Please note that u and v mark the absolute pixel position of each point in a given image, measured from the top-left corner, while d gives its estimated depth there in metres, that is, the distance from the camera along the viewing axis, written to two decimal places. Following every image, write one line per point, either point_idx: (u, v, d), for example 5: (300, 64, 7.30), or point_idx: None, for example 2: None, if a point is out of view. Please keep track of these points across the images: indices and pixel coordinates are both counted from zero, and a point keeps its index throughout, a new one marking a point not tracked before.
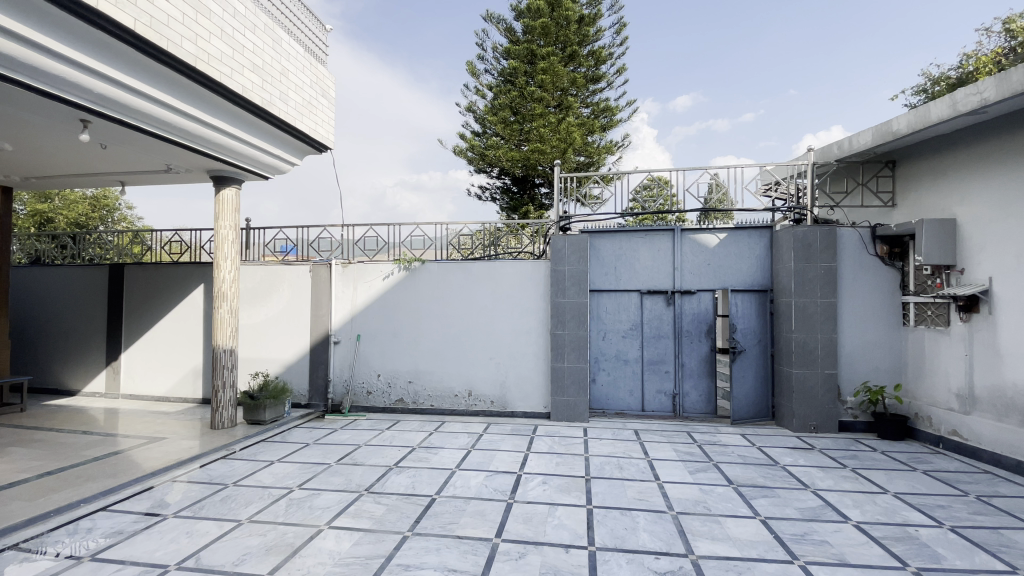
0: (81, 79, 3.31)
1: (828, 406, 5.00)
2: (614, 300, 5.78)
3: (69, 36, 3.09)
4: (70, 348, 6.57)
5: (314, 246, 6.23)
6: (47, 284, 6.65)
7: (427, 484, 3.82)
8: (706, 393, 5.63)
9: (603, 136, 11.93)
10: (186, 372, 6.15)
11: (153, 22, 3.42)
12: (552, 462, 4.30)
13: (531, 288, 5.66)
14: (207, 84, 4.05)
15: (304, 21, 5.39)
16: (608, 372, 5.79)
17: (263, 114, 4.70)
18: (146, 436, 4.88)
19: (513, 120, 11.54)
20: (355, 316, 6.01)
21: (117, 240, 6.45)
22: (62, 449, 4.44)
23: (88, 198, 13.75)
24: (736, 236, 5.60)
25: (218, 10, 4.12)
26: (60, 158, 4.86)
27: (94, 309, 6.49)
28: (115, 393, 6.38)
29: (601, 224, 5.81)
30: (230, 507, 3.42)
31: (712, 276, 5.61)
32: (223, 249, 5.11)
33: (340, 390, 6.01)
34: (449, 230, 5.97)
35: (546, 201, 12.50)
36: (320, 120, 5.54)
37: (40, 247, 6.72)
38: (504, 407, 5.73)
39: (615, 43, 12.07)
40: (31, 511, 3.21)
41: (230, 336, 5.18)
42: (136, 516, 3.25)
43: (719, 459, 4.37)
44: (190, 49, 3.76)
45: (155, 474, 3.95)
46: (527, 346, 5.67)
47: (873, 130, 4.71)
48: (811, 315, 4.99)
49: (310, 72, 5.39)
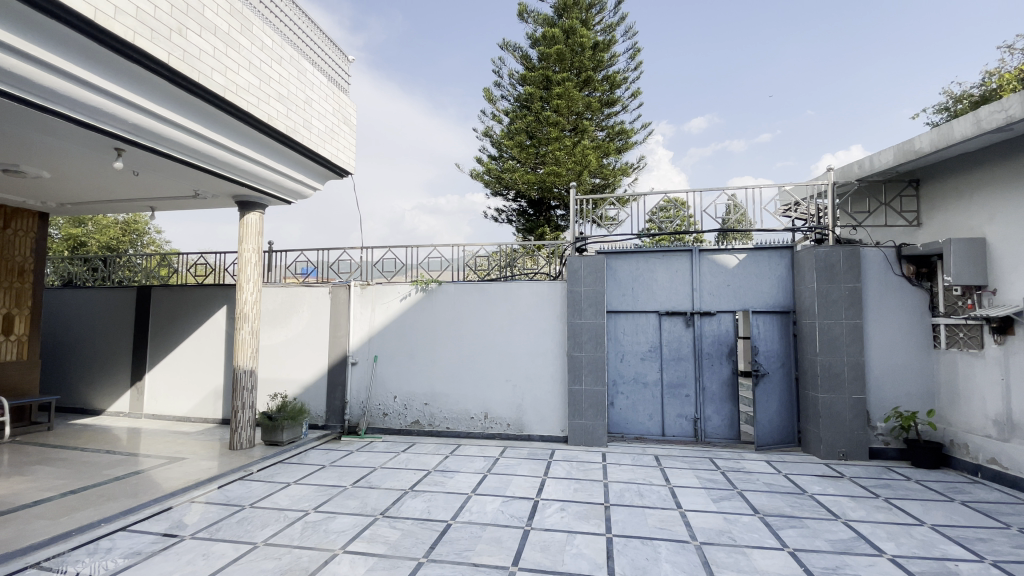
0: (118, 110, 3.48)
1: (856, 432, 4.81)
2: (631, 321, 5.72)
3: (109, 70, 3.28)
4: (97, 369, 6.75)
5: (333, 268, 6.28)
6: (77, 305, 6.87)
7: (443, 509, 3.77)
8: (729, 418, 5.49)
9: (618, 158, 12.01)
10: (207, 392, 6.24)
11: (186, 55, 3.62)
12: (570, 488, 4.21)
13: (547, 309, 5.64)
14: (235, 113, 4.22)
15: (327, 53, 5.59)
16: (627, 395, 5.69)
17: (288, 141, 4.87)
18: (167, 456, 4.93)
19: (529, 144, 11.68)
20: (373, 337, 6.06)
21: (145, 263, 6.63)
22: (85, 468, 4.51)
23: (119, 222, 14.27)
24: (756, 257, 5.51)
25: (248, 44, 4.32)
26: (95, 186, 5.09)
27: (120, 330, 6.67)
28: (138, 413, 6.50)
29: (618, 245, 5.79)
30: (246, 529, 3.41)
31: (732, 297, 5.53)
32: (246, 271, 5.23)
33: (357, 411, 6.02)
34: (466, 251, 6.01)
35: (562, 222, 12.55)
36: (342, 146, 5.71)
37: (73, 270, 7.00)
38: (520, 430, 5.66)
39: (630, 67, 12.18)
40: (54, 530, 3.26)
41: (251, 356, 5.25)
42: (154, 537, 3.27)
43: (743, 486, 4.22)
44: (220, 80, 3.95)
45: (174, 495, 3.97)
46: (543, 368, 5.62)
47: (895, 149, 4.65)
48: (837, 337, 4.86)
49: (332, 101, 5.56)
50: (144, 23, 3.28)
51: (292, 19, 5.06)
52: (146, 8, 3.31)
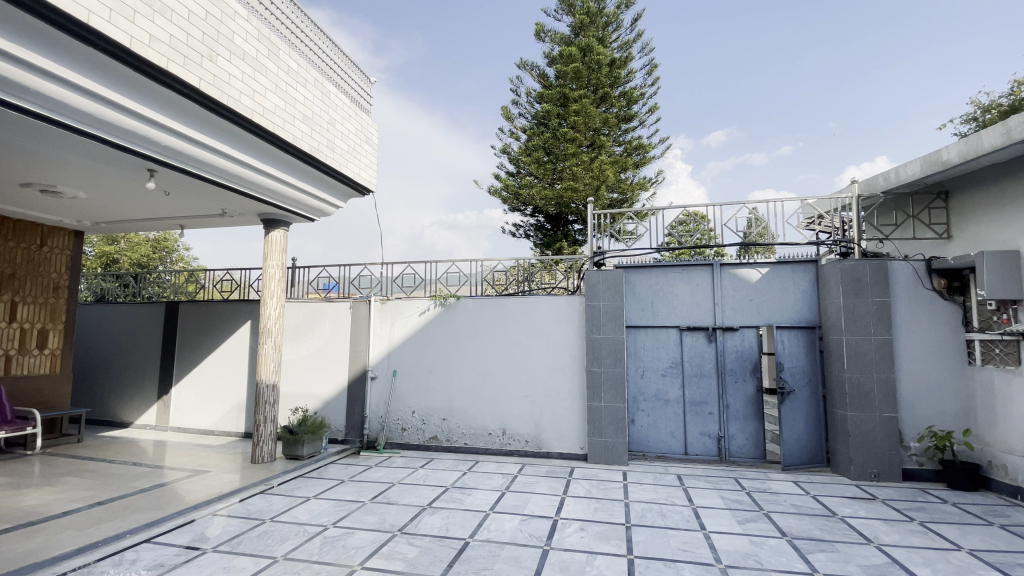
0: (151, 133, 3.64)
1: (889, 452, 4.63)
2: (652, 337, 5.65)
3: (144, 94, 3.43)
4: (126, 383, 6.93)
5: (354, 284, 6.37)
6: (108, 320, 7.09)
7: (461, 527, 3.74)
8: (754, 436, 5.34)
9: (636, 172, 12.01)
10: (231, 406, 6.35)
11: (216, 80, 3.78)
12: (589, 507, 4.14)
13: (566, 324, 5.62)
14: (262, 134, 4.36)
15: (350, 75, 5.76)
16: (648, 412, 5.59)
17: (312, 161, 5.01)
18: (190, 469, 5.01)
19: (547, 160, 11.77)
20: (392, 352, 6.10)
21: (174, 279, 6.84)
22: (113, 480, 4.61)
23: (150, 240, 14.79)
24: (779, 271, 5.41)
25: (274, 68, 4.48)
26: (128, 205, 5.30)
27: (148, 345, 6.85)
28: (164, 426, 6.64)
29: (636, 260, 5.75)
30: (266, 543, 3.43)
31: (755, 312, 5.42)
32: (270, 287, 5.34)
33: (375, 426, 6.05)
34: (484, 266, 6.04)
35: (580, 237, 12.55)
36: (363, 164, 5.85)
37: (105, 286, 7.24)
38: (539, 447, 5.60)
39: (647, 83, 12.22)
40: (82, 540, 3.33)
41: (273, 370, 5.33)
42: (177, 549, 3.31)
43: (770, 508, 4.09)
44: (248, 103, 4.09)
45: (196, 508, 4.02)
46: (562, 384, 5.57)
47: (921, 160, 4.56)
48: (865, 354, 4.72)
49: (355, 121, 5.71)
50: (178, 50, 3.44)
51: (318, 44, 5.24)
52: (180, 36, 3.47)
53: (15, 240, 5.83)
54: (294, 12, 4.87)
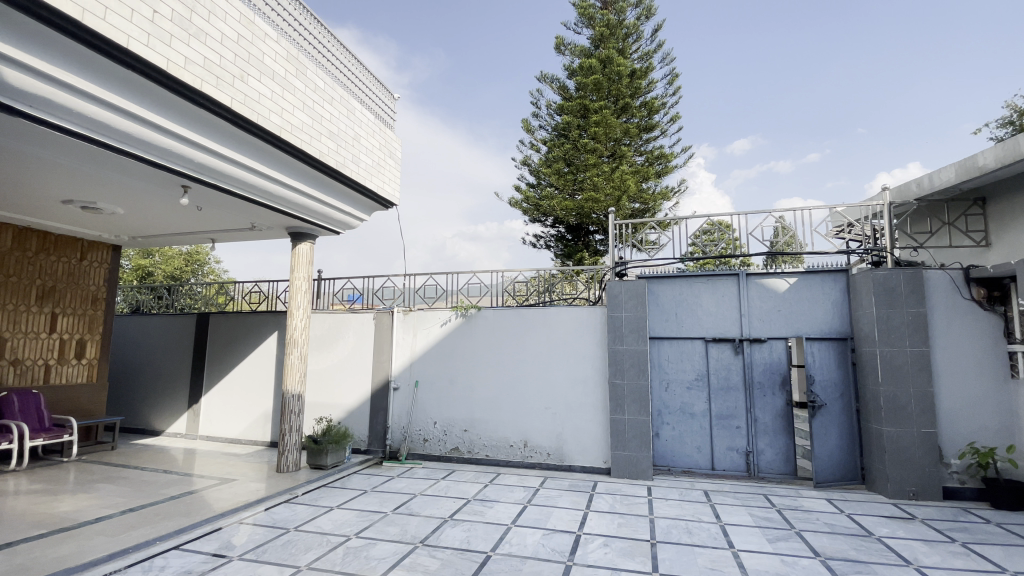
0: (185, 150, 3.79)
1: (927, 469, 4.42)
2: (676, 348, 5.55)
3: (179, 114, 3.58)
4: (158, 392, 7.15)
5: (378, 295, 6.46)
6: (142, 331, 7.34)
7: (483, 540, 3.71)
8: (784, 451, 5.18)
9: (658, 182, 11.94)
10: (258, 415, 6.48)
11: (247, 100, 3.92)
12: (613, 523, 4.06)
13: (587, 336, 5.58)
14: (290, 150, 4.49)
15: (374, 92, 5.90)
16: (673, 426, 5.48)
17: (338, 175, 5.13)
18: (218, 477, 5.11)
19: (567, 171, 11.79)
20: (414, 362, 6.15)
21: (205, 291, 7.06)
22: (144, 487, 4.74)
23: (183, 253, 15.31)
24: (808, 280, 5.27)
25: (302, 86, 4.62)
26: (163, 220, 5.51)
27: (180, 354, 7.06)
28: (194, 434, 6.80)
29: (660, 270, 5.69)
30: (290, 552, 3.47)
31: (783, 323, 5.28)
32: (296, 298, 5.46)
33: (398, 436, 6.08)
34: (505, 277, 6.06)
35: (601, 247, 12.49)
36: (387, 178, 5.97)
37: (140, 298, 7.52)
38: (561, 460, 5.54)
39: (668, 92, 12.17)
40: (115, 546, 3.42)
41: (298, 381, 5.42)
42: (204, 557, 3.37)
43: (802, 526, 3.94)
44: (277, 121, 4.23)
45: (223, 516, 4.10)
46: (584, 396, 5.52)
47: (957, 166, 4.42)
48: (900, 366, 4.54)
49: (379, 136, 5.84)
50: (211, 71, 3.58)
51: (345, 63, 5.39)
52: (213, 58, 3.62)
53: (57, 255, 6.11)
54: (322, 32, 5.03)
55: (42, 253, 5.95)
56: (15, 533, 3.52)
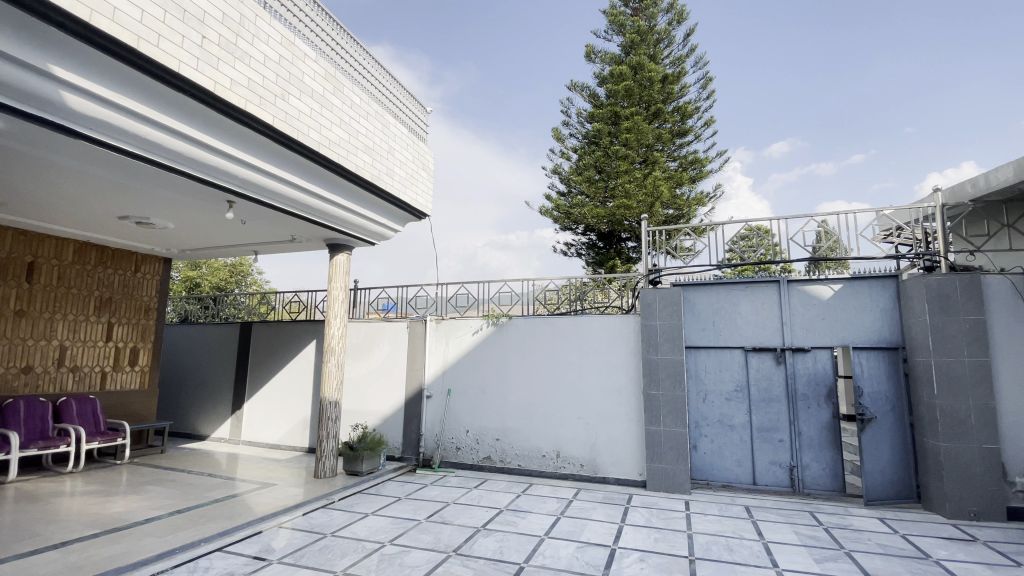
0: (231, 167, 3.98)
1: (990, 488, 4.13)
2: (714, 358, 5.40)
3: (225, 133, 3.77)
4: (204, 398, 7.46)
5: (411, 304, 6.57)
6: (190, 339, 7.70)
7: (516, 551, 3.68)
8: (831, 467, 4.93)
9: (692, 187, 11.73)
10: (297, 421, 6.67)
11: (288, 118, 4.09)
12: (649, 537, 3.95)
13: (620, 345, 5.50)
14: (328, 165, 4.65)
15: (408, 106, 6.05)
16: (712, 438, 5.31)
17: (373, 188, 5.27)
18: (259, 482, 5.28)
19: (598, 178, 11.73)
20: (447, 371, 6.20)
21: (248, 301, 7.37)
22: (191, 490, 4.94)
23: (228, 265, 15.99)
24: (854, 287, 5.03)
25: (339, 103, 4.79)
26: (210, 234, 5.78)
27: (225, 362, 7.36)
28: (236, 439, 7.05)
29: (696, 277, 5.55)
30: (327, 557, 3.53)
31: (828, 332, 5.06)
32: (334, 308, 5.61)
33: (431, 444, 6.13)
34: (536, 285, 6.10)
35: (634, 255, 12.32)
36: (420, 190, 6.09)
37: (188, 308, 7.92)
38: (595, 471, 5.45)
39: (702, 96, 11.98)
40: (162, 547, 3.57)
41: (336, 388, 5.56)
42: (246, 559, 3.47)
43: (852, 546, 3.72)
44: (316, 137, 4.38)
45: (264, 520, 4.22)
46: (618, 406, 5.42)
47: (1013, 164, 4.15)
48: (958, 377, 4.26)
49: (412, 149, 5.98)
50: (255, 92, 3.76)
51: (380, 79, 5.56)
52: (257, 79, 3.80)
53: (113, 268, 6.49)
54: (358, 51, 5.20)
55: (100, 267, 6.34)
56: (71, 532, 3.73)
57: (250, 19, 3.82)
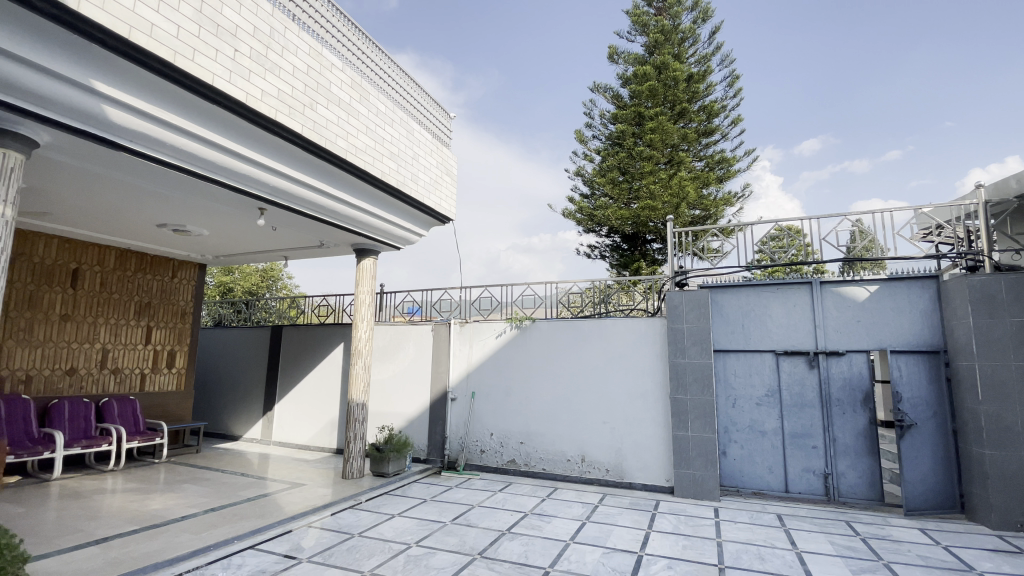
0: (263, 176, 4.10)
1: None
2: (743, 362, 5.28)
3: (257, 142, 3.89)
4: (237, 399, 7.68)
5: (436, 307, 6.64)
6: (223, 342, 7.95)
7: (541, 555, 3.67)
8: (868, 475, 4.75)
9: (719, 187, 11.53)
10: (325, 422, 6.80)
11: (317, 126, 4.19)
12: (677, 544, 3.88)
13: (646, 348, 5.43)
14: (355, 172, 4.75)
15: (431, 112, 6.13)
16: (742, 443, 5.18)
17: (399, 194, 5.35)
18: (289, 482, 5.41)
19: (622, 180, 11.62)
20: (471, 374, 6.23)
21: (278, 305, 7.57)
22: (224, 489, 5.09)
23: (260, 270, 16.47)
24: (891, 289, 4.85)
25: (365, 111, 4.88)
26: (242, 240, 5.96)
27: (256, 364, 7.56)
28: (267, 440, 7.24)
29: (724, 279, 5.43)
30: (355, 557, 3.59)
31: (864, 335, 4.88)
32: (360, 311, 5.71)
33: (455, 447, 6.17)
34: (560, 288, 6.06)
35: (659, 257, 12.15)
36: (444, 195, 6.16)
37: (222, 312, 8.17)
38: (621, 476, 5.38)
39: (728, 95, 11.78)
40: (198, 544, 3.69)
41: (363, 390, 5.64)
42: (277, 557, 3.56)
43: (891, 558, 3.57)
44: (343, 144, 4.48)
45: (294, 519, 4.31)
46: (644, 411, 5.35)
47: None
48: (1004, 382, 4.06)
49: (436, 155, 6.05)
50: (285, 102, 3.87)
51: (404, 86, 5.65)
52: (286, 90, 3.91)
53: (152, 274, 6.76)
54: (383, 59, 5.30)
55: (140, 273, 6.61)
56: (112, 528, 3.88)
57: (280, 32, 3.94)
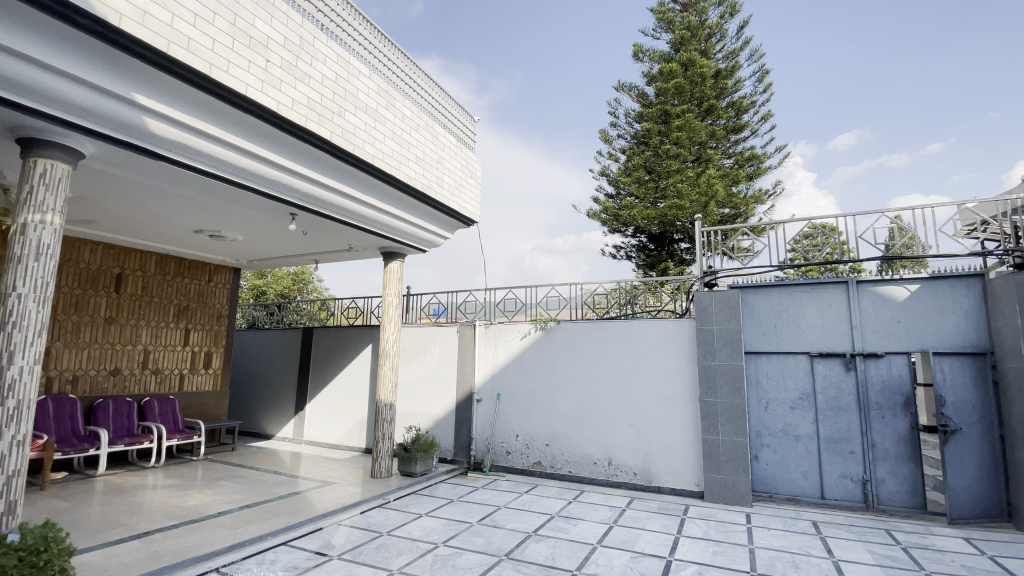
0: (294, 182, 4.21)
1: None
2: (776, 364, 5.14)
3: (289, 150, 4.00)
4: (270, 399, 7.91)
5: (461, 309, 6.70)
6: (257, 344, 8.20)
7: (568, 557, 3.65)
8: (910, 482, 4.56)
9: (750, 185, 11.29)
10: (354, 422, 6.94)
11: (345, 133, 4.29)
12: (707, 550, 3.80)
13: (674, 350, 5.34)
14: (382, 177, 4.83)
15: (456, 116, 6.19)
16: (774, 448, 5.04)
17: (424, 198, 5.42)
18: (320, 480, 5.53)
19: (648, 179, 11.48)
20: (497, 375, 6.25)
21: (309, 307, 7.76)
22: (258, 486, 5.24)
23: (291, 273, 16.93)
24: (932, 288, 4.64)
25: (392, 116, 4.97)
26: (274, 244, 6.13)
27: (288, 365, 7.77)
28: (299, 439, 7.43)
29: (755, 279, 5.30)
30: (383, 556, 3.64)
31: (904, 336, 4.69)
32: (388, 313, 5.79)
33: (481, 448, 6.19)
34: (585, 289, 6.01)
35: (687, 256, 11.95)
36: (469, 198, 6.21)
37: (256, 315, 8.42)
38: (649, 480, 5.31)
39: (758, 90, 11.52)
40: (234, 539, 3.81)
41: (391, 391, 5.73)
42: (308, 554, 3.64)
43: (935, 569, 3.42)
44: (370, 150, 4.58)
45: (325, 517, 4.40)
46: (672, 414, 5.27)
47: None
48: None
49: (460, 158, 6.10)
50: (315, 110, 3.98)
51: (429, 91, 5.71)
52: (316, 98, 4.01)
53: (189, 278, 7.02)
54: (409, 65, 5.38)
55: (178, 277, 6.88)
56: (153, 522, 4.05)
57: (309, 41, 4.05)
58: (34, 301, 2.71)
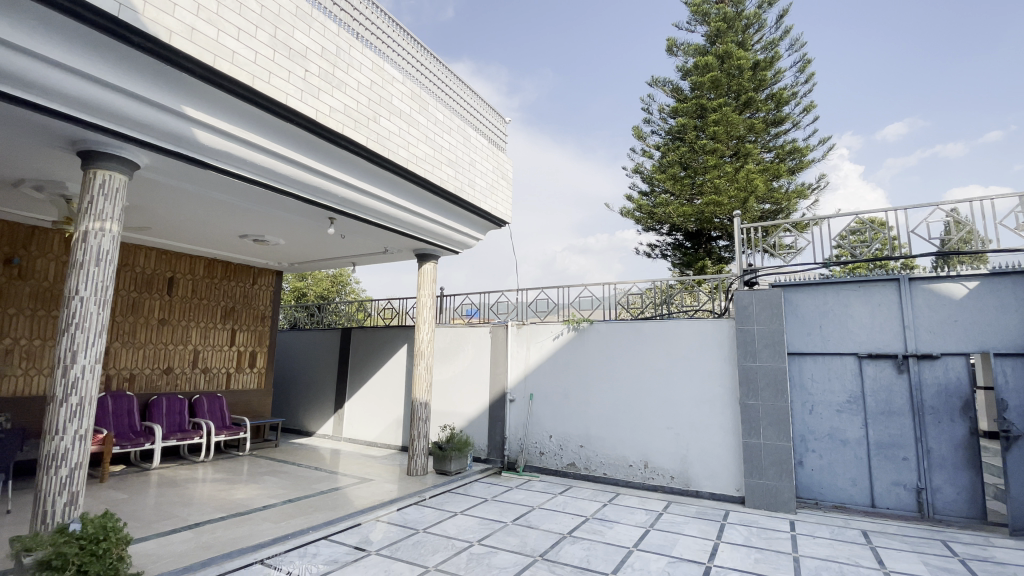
0: (332, 187, 4.33)
1: None
2: (821, 365, 4.93)
3: (326, 156, 4.12)
4: (311, 397, 8.17)
5: (493, 309, 6.75)
6: (298, 344, 8.48)
7: (603, 560, 3.61)
8: (969, 491, 4.29)
9: (791, 179, 10.90)
10: (390, 420, 7.08)
11: (379, 138, 4.38)
12: (748, 557, 3.69)
13: (712, 351, 5.20)
14: (416, 180, 4.92)
15: (487, 117, 6.23)
16: (820, 453, 4.84)
17: (457, 200, 5.49)
18: (358, 477, 5.68)
19: (684, 175, 11.24)
20: (530, 375, 6.26)
21: (347, 308, 7.95)
22: (300, 481, 5.42)
23: (330, 275, 17.45)
24: (993, 285, 4.36)
25: (425, 120, 5.05)
26: (313, 247, 6.33)
27: (327, 364, 8.01)
28: (338, 436, 7.64)
29: (798, 277, 5.10)
30: (420, 552, 3.71)
31: (962, 336, 4.42)
32: (422, 313, 5.88)
33: (515, 448, 6.21)
34: (618, 289, 5.93)
35: (726, 254, 11.64)
36: (500, 199, 6.25)
37: (297, 316, 8.71)
38: (687, 484, 5.19)
39: (799, 80, 11.11)
40: (278, 532, 3.96)
41: (426, 389, 5.82)
42: (347, 548, 3.74)
43: None
44: (404, 154, 4.67)
45: (363, 513, 4.52)
46: (710, 417, 5.13)
47: None
48: None
49: (492, 159, 6.14)
50: (351, 116, 4.08)
51: (461, 94, 5.78)
52: (352, 104, 4.12)
53: (235, 280, 7.34)
54: (441, 70, 5.45)
55: (225, 280, 7.20)
56: (203, 514, 4.25)
57: (345, 50, 4.16)
58: (94, 304, 2.89)
